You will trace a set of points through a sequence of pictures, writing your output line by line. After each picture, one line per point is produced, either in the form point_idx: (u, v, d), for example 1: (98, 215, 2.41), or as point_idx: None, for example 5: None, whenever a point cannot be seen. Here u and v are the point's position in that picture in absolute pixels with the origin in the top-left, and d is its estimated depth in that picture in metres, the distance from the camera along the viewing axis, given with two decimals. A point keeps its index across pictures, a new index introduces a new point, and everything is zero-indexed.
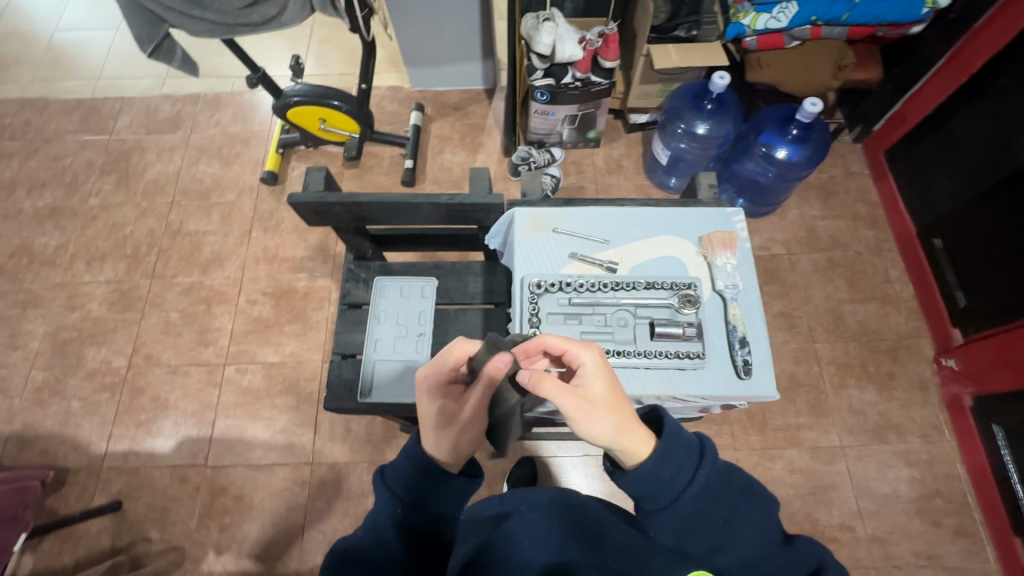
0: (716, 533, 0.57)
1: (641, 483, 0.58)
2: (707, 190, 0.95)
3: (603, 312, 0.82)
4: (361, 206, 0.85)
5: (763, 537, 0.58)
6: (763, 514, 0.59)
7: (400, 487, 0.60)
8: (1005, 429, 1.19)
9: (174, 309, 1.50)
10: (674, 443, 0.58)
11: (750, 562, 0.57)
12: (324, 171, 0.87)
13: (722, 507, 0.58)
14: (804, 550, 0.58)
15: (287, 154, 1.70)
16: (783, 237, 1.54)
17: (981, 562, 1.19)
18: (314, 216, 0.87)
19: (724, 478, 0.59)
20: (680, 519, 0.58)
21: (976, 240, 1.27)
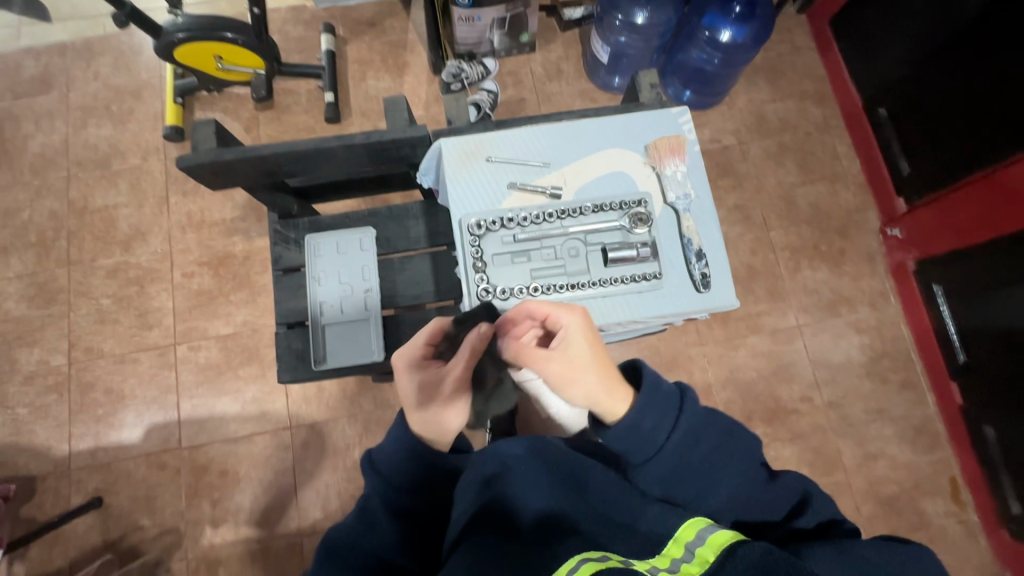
0: (705, 478, 0.59)
1: (626, 438, 0.60)
2: (648, 90, 0.88)
3: (552, 245, 0.79)
4: (268, 160, 0.76)
5: (751, 477, 0.60)
6: (747, 452, 0.61)
7: (385, 468, 0.63)
8: (944, 288, 1.26)
9: (104, 296, 1.38)
10: (655, 393, 0.61)
11: (739, 501, 0.59)
12: (214, 124, 0.76)
13: (707, 453, 0.60)
14: (789, 484, 0.61)
15: (189, 103, 1.50)
16: (733, 126, 1.49)
17: (922, 408, 1.31)
18: (217, 179, 0.78)
19: (707, 423, 0.61)
20: (668, 467, 0.60)
21: (919, 106, 1.26)
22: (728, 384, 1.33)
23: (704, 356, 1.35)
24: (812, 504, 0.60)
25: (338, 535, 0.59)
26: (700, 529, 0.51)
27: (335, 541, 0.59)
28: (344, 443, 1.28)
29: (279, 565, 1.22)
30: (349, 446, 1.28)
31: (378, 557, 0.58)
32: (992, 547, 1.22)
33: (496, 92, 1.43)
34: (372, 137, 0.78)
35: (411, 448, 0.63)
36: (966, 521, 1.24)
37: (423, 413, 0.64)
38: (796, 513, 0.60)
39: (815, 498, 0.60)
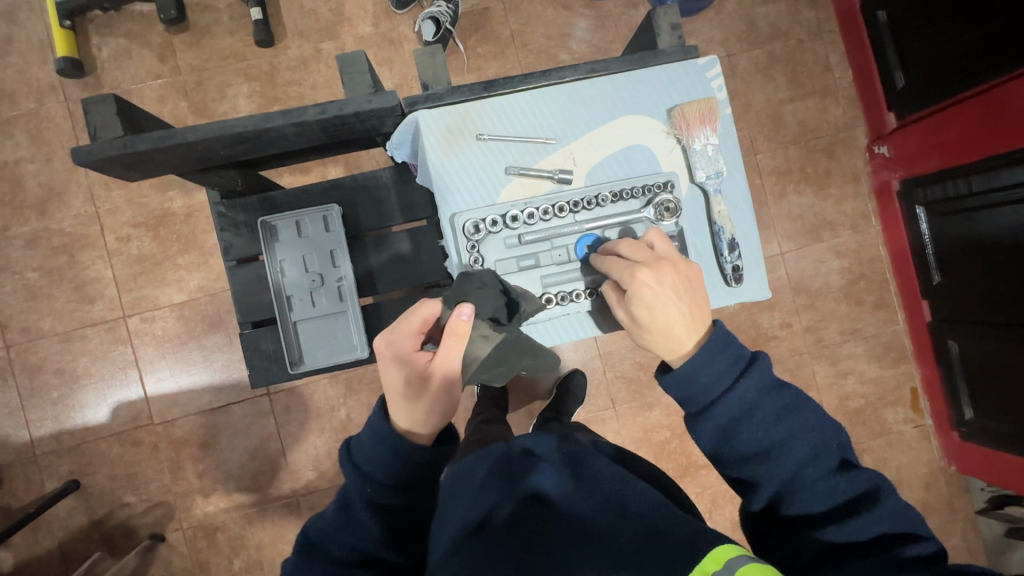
0: (762, 443, 0.58)
1: (679, 386, 0.61)
2: (669, 35, 0.75)
3: (564, 244, 0.73)
4: (194, 146, 0.63)
5: (812, 454, 0.57)
6: (817, 434, 0.58)
7: (363, 460, 0.60)
8: (927, 209, 1.24)
9: (29, 268, 1.21)
10: (716, 345, 0.60)
11: (794, 475, 0.57)
12: (115, 100, 0.61)
13: (766, 419, 0.58)
14: (855, 477, 0.57)
15: (81, 26, 1.22)
16: (721, 35, 1.35)
17: (892, 326, 1.37)
18: (135, 166, 0.65)
19: (772, 394, 0.59)
20: (722, 423, 0.59)
21: (918, 9, 1.15)
22: None
23: None
24: (874, 506, 0.55)
25: (321, 529, 0.58)
26: (729, 558, 0.43)
27: (318, 534, 0.58)
28: (328, 405, 1.25)
29: (278, 525, 1.23)
30: (334, 408, 1.25)
31: (361, 551, 0.57)
32: (942, 446, 1.34)
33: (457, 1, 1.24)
34: (326, 110, 0.64)
35: (390, 444, 0.59)
36: (921, 426, 1.35)
37: (407, 407, 0.60)
38: (855, 514, 0.55)
39: (882, 500, 0.55)
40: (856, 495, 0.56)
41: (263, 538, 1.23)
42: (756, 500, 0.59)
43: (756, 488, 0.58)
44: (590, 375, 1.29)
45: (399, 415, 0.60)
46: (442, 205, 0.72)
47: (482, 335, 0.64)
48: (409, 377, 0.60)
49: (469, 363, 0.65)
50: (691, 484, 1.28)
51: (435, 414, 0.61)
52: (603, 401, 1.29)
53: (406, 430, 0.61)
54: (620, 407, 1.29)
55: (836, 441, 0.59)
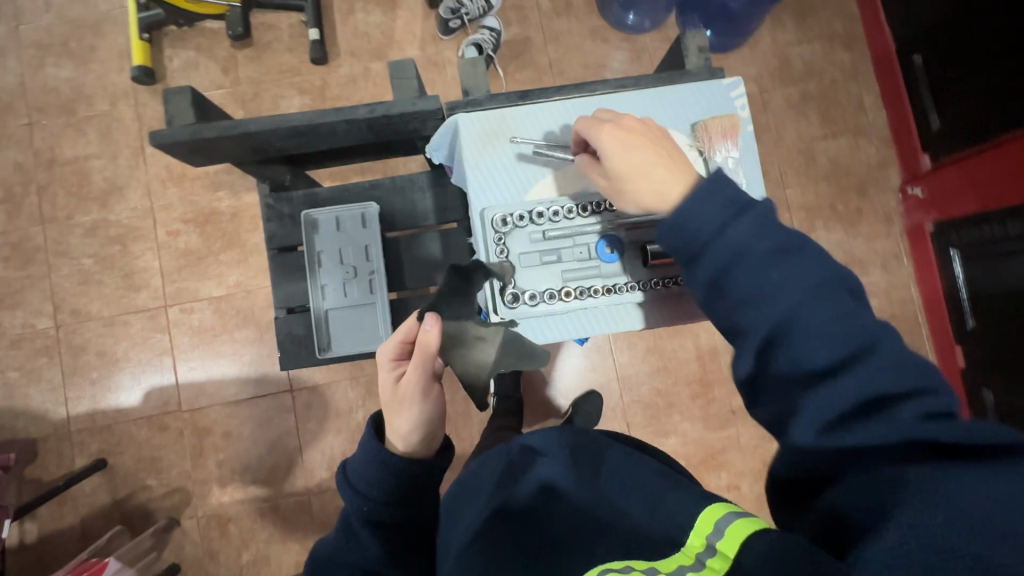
0: (754, 288, 0.53)
1: (670, 230, 0.58)
2: (696, 56, 0.80)
3: (586, 242, 0.75)
4: (255, 137, 0.68)
5: (821, 310, 0.50)
6: (820, 283, 0.52)
7: (360, 482, 0.59)
8: (961, 251, 1.22)
9: (85, 255, 1.30)
10: (710, 188, 0.56)
11: (794, 321, 0.51)
12: (190, 92, 0.67)
13: (761, 262, 0.53)
14: (871, 351, 0.49)
15: (157, 40, 1.34)
16: (755, 71, 1.38)
17: None
18: (199, 153, 0.70)
19: (771, 238, 0.53)
20: (715, 266, 0.55)
21: (954, 52, 1.16)
22: None
23: None
24: (894, 388, 0.47)
25: (327, 550, 0.59)
26: (718, 517, 0.44)
27: (325, 555, 0.59)
28: (348, 406, 1.28)
29: (288, 521, 1.25)
30: (353, 409, 1.28)
31: (364, 568, 0.57)
32: None
33: (499, 30, 1.30)
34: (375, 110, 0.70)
35: (379, 459, 0.59)
36: None
37: (391, 416, 0.61)
38: (871, 395, 0.47)
39: (900, 378, 0.47)
40: (875, 373, 0.48)
41: (272, 533, 1.25)
42: (746, 355, 0.53)
43: (747, 338, 0.53)
44: (607, 396, 1.29)
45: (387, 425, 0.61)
46: (472, 198, 0.75)
47: (480, 337, 0.66)
48: (388, 385, 0.62)
49: (474, 367, 0.65)
50: None
51: (417, 424, 0.60)
52: (618, 423, 1.28)
53: (395, 443, 0.61)
54: (635, 431, 1.28)
55: (861, 314, 0.51)
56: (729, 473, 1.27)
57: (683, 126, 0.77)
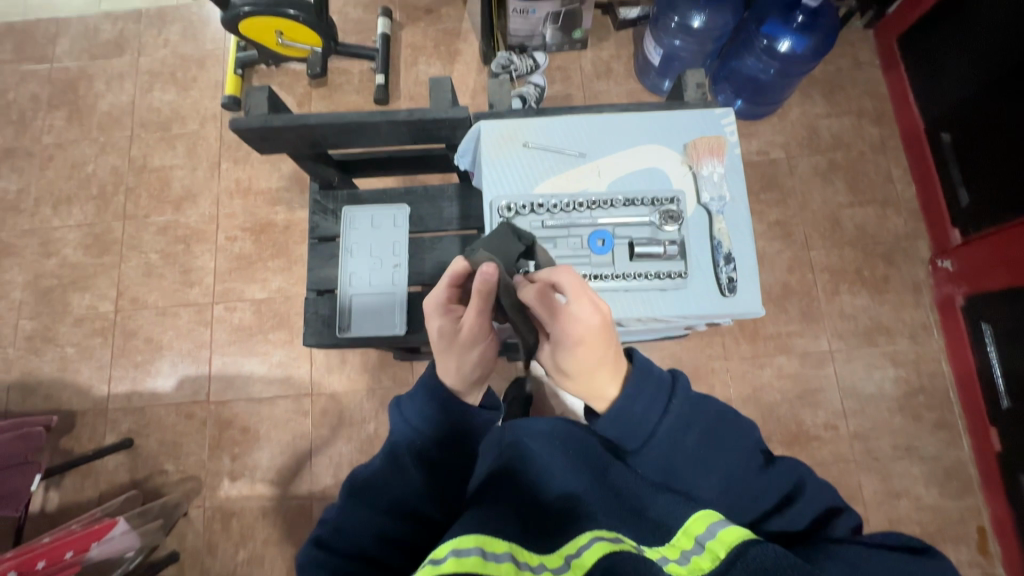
0: (695, 466, 0.55)
1: (615, 423, 0.57)
2: (694, 90, 0.87)
3: (580, 234, 0.79)
4: (312, 130, 0.79)
5: (742, 465, 0.56)
6: (744, 439, 0.57)
7: (414, 417, 0.61)
8: (993, 327, 1.18)
9: (153, 251, 1.45)
10: (643, 375, 0.57)
11: (733, 491, 0.55)
12: (267, 90, 0.79)
13: (698, 438, 0.56)
14: (783, 471, 0.56)
15: (248, 75, 1.56)
16: (783, 139, 1.45)
17: (955, 451, 1.25)
18: (264, 142, 0.81)
19: (701, 409, 0.57)
20: (662, 455, 0.56)
21: (982, 132, 1.19)
22: (749, 401, 1.30)
23: (727, 371, 1.32)
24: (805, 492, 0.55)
25: (365, 474, 0.57)
26: (711, 522, 0.48)
27: (363, 478, 0.56)
28: (361, 416, 1.32)
29: (288, 524, 1.27)
30: (365, 419, 1.32)
31: (405, 501, 0.55)
32: None
33: (543, 87, 1.43)
34: (415, 115, 0.80)
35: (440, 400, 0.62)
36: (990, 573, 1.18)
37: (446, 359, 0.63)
38: (785, 505, 0.55)
39: (808, 485, 0.56)
40: (788, 488, 0.56)
41: (270, 534, 1.27)
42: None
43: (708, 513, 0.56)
44: None
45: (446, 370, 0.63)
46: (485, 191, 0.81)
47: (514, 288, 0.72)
48: (444, 330, 0.63)
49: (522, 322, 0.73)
50: None
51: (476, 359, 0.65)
52: None
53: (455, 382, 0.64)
54: None
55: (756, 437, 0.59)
56: None
57: (676, 145, 0.83)
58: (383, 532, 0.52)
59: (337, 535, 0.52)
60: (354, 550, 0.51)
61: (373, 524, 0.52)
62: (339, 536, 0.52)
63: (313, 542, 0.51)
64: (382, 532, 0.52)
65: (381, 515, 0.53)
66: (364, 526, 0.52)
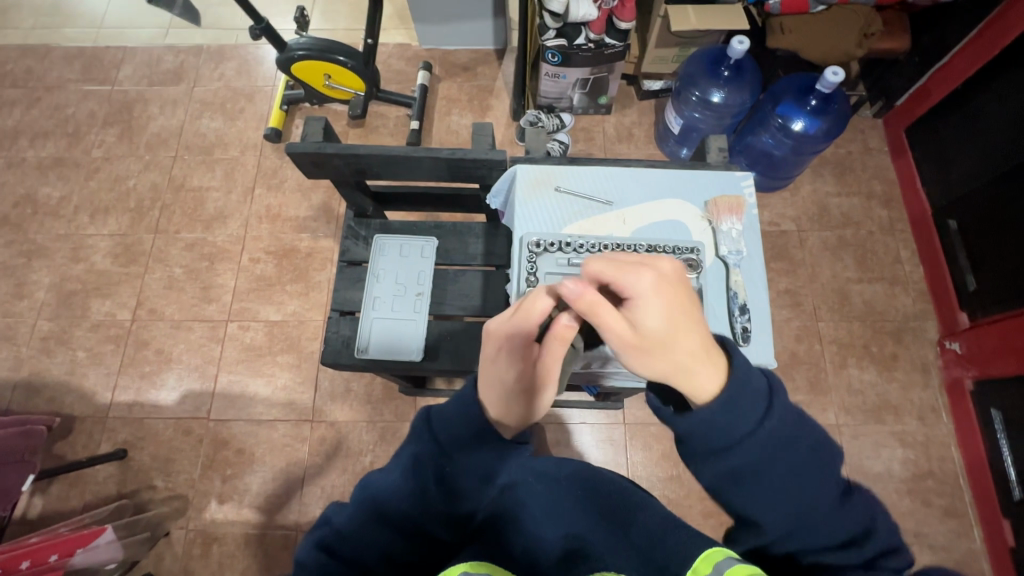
0: (771, 488, 0.50)
1: (701, 422, 0.51)
2: (716, 153, 0.92)
3: None
4: (360, 159, 0.84)
5: (819, 500, 0.49)
6: (829, 473, 0.51)
7: (443, 437, 0.57)
8: (1003, 414, 1.18)
9: (178, 265, 1.50)
10: (744, 385, 0.51)
11: (794, 517, 0.49)
12: (323, 121, 0.86)
13: (785, 461, 0.50)
14: (854, 509, 0.50)
15: (292, 112, 1.67)
16: (794, 213, 1.50)
17: (967, 542, 1.21)
18: (313, 167, 0.87)
19: (792, 430, 0.51)
20: (740, 467, 0.50)
21: (989, 221, 1.23)
22: None
23: None
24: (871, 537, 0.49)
25: (384, 488, 0.57)
26: (719, 560, 0.45)
27: (378, 490, 0.57)
28: (359, 448, 1.30)
29: (270, 555, 1.23)
30: (362, 452, 1.30)
31: (414, 522, 0.56)
32: None
33: (567, 144, 1.50)
34: (455, 154, 0.86)
35: (475, 426, 0.57)
36: None
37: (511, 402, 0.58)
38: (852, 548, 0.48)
39: (877, 532, 0.49)
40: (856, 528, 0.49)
41: (250, 564, 1.22)
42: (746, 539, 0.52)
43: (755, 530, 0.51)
44: None
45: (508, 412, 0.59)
46: (517, 228, 0.84)
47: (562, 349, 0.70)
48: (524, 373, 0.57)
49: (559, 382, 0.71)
50: None
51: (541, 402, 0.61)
52: None
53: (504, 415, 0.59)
54: None
55: (837, 469, 0.52)
56: None
57: (698, 202, 0.87)
58: (388, 553, 0.54)
59: (342, 541, 0.54)
60: (358, 561, 0.53)
61: (380, 542, 0.54)
62: (346, 544, 0.54)
63: (320, 545, 0.54)
64: (385, 550, 0.54)
65: (391, 533, 0.55)
66: (370, 541, 0.54)
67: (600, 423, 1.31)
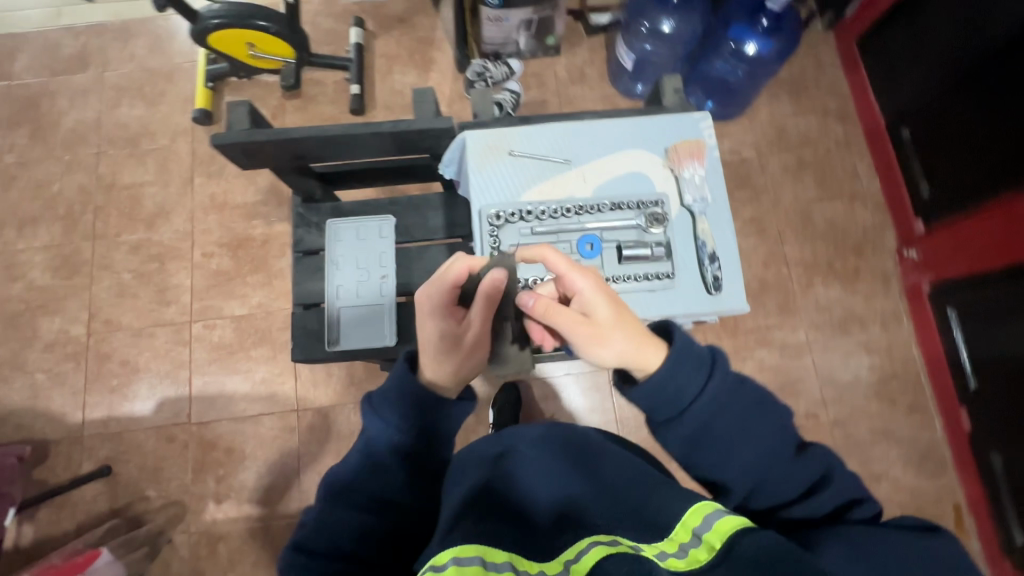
0: (726, 445, 0.55)
1: (651, 394, 0.57)
2: (673, 96, 0.88)
3: (569, 239, 0.81)
4: (296, 142, 0.78)
5: (776, 451, 0.55)
6: (781, 423, 0.56)
7: (388, 414, 0.60)
8: (958, 312, 1.24)
9: (126, 270, 1.41)
10: (685, 352, 0.56)
11: (760, 470, 0.55)
12: (247, 106, 0.79)
13: (735, 418, 0.55)
14: (813, 458, 0.55)
15: (219, 89, 1.53)
16: (753, 138, 1.49)
17: (929, 432, 1.30)
18: (246, 156, 0.80)
19: (740, 391, 0.56)
20: (689, 432, 0.56)
21: (941, 127, 1.25)
22: None
23: None
24: (829, 480, 0.55)
25: (343, 477, 0.58)
26: (708, 513, 0.48)
27: (339, 479, 0.58)
28: (349, 429, 1.30)
29: (278, 544, 1.24)
30: (353, 432, 1.30)
31: (379, 498, 0.56)
32: None
33: (519, 93, 1.43)
34: (399, 126, 0.80)
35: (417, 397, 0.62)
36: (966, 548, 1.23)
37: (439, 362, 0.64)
38: (810, 494, 0.54)
39: (835, 476, 0.55)
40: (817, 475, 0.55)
41: (260, 556, 1.24)
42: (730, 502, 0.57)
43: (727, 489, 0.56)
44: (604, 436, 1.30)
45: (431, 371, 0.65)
46: (474, 199, 0.83)
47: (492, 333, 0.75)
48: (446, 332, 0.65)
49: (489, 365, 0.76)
50: None
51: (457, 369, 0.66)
52: None
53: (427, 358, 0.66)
54: None
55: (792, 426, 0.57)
56: None
57: (658, 149, 0.85)
58: (362, 531, 0.54)
59: (312, 535, 0.54)
60: (332, 549, 0.53)
61: (351, 521, 0.54)
62: (318, 537, 0.54)
63: (292, 546, 0.54)
64: (358, 529, 0.54)
65: (359, 513, 0.55)
66: (341, 525, 0.54)
67: (583, 371, 1.34)
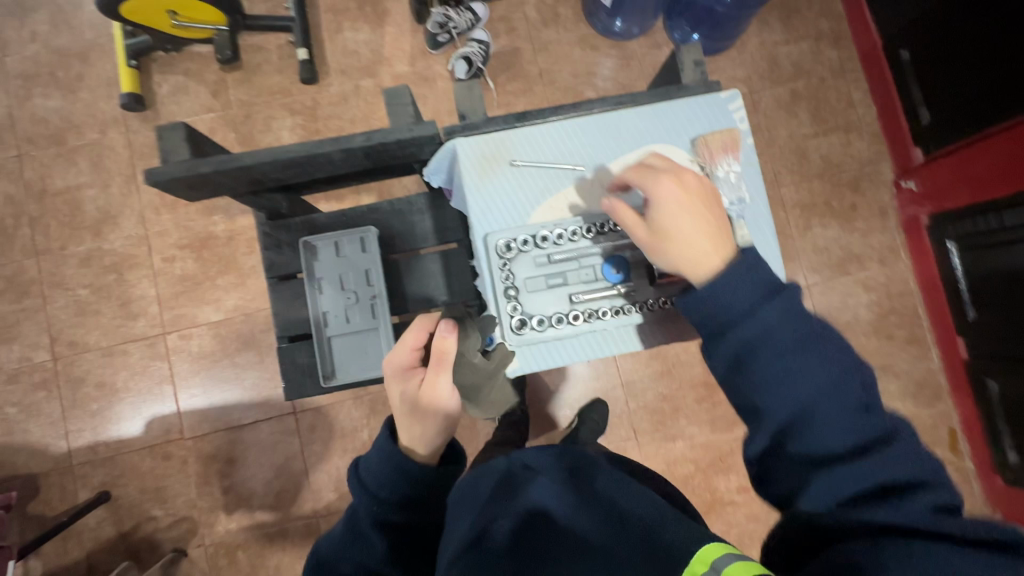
0: (773, 372, 0.57)
1: (699, 301, 0.62)
2: (692, 70, 0.84)
3: (592, 263, 0.79)
4: (251, 168, 0.75)
5: (836, 397, 0.55)
6: (846, 377, 0.56)
7: (374, 484, 0.66)
8: (957, 243, 1.22)
9: (80, 286, 1.29)
10: (744, 269, 0.61)
11: (802, 403, 0.56)
12: (184, 129, 0.74)
13: (789, 344, 0.57)
14: (891, 458, 0.52)
15: (145, 67, 1.34)
16: (744, 73, 1.39)
17: (926, 363, 1.33)
18: (193, 186, 0.77)
19: (798, 321, 0.58)
20: (733, 346, 0.60)
21: (942, 46, 1.16)
22: None
23: None
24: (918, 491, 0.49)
25: (329, 550, 0.65)
26: (716, 558, 0.46)
27: (324, 552, 0.66)
28: (351, 426, 1.26)
29: (298, 545, 1.24)
30: (357, 428, 1.26)
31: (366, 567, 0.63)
32: (985, 491, 1.28)
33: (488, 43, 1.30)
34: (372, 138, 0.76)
35: (399, 464, 0.66)
36: (961, 468, 1.29)
37: (408, 425, 0.67)
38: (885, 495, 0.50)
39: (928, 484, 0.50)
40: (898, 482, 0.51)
41: (281, 558, 1.23)
42: (762, 435, 0.58)
43: (762, 419, 0.58)
44: (612, 404, 1.29)
45: (402, 432, 0.68)
46: (476, 225, 0.79)
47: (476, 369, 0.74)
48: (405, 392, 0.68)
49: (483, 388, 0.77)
50: (715, 521, 1.26)
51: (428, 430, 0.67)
52: (625, 431, 1.29)
53: (441, 411, 0.66)
54: (642, 437, 1.29)
55: (875, 412, 0.56)
56: (738, 475, 1.27)
57: (684, 143, 0.81)
58: None
59: None
60: None
61: None
62: None
63: None
64: None
65: None
66: None
67: None
